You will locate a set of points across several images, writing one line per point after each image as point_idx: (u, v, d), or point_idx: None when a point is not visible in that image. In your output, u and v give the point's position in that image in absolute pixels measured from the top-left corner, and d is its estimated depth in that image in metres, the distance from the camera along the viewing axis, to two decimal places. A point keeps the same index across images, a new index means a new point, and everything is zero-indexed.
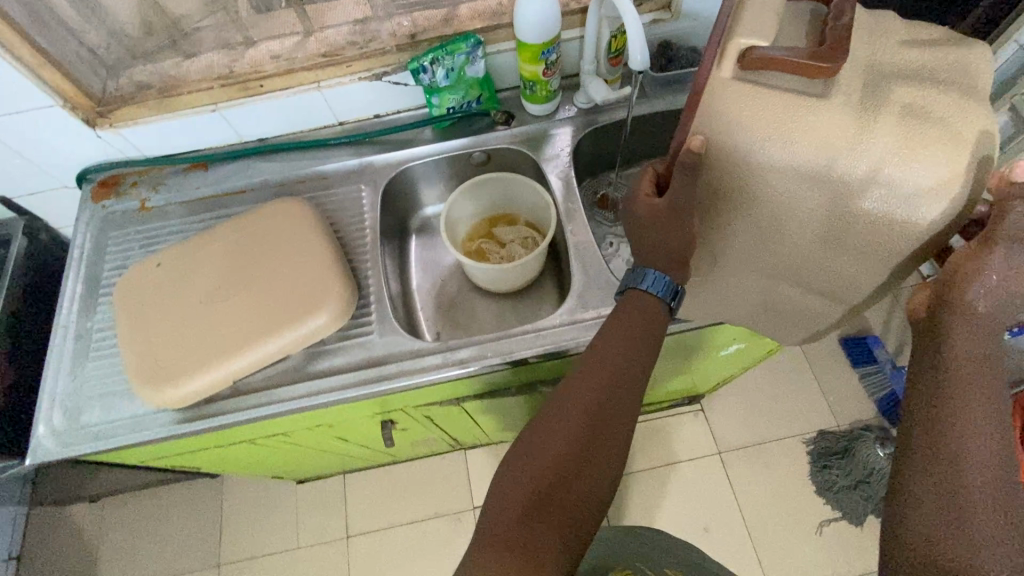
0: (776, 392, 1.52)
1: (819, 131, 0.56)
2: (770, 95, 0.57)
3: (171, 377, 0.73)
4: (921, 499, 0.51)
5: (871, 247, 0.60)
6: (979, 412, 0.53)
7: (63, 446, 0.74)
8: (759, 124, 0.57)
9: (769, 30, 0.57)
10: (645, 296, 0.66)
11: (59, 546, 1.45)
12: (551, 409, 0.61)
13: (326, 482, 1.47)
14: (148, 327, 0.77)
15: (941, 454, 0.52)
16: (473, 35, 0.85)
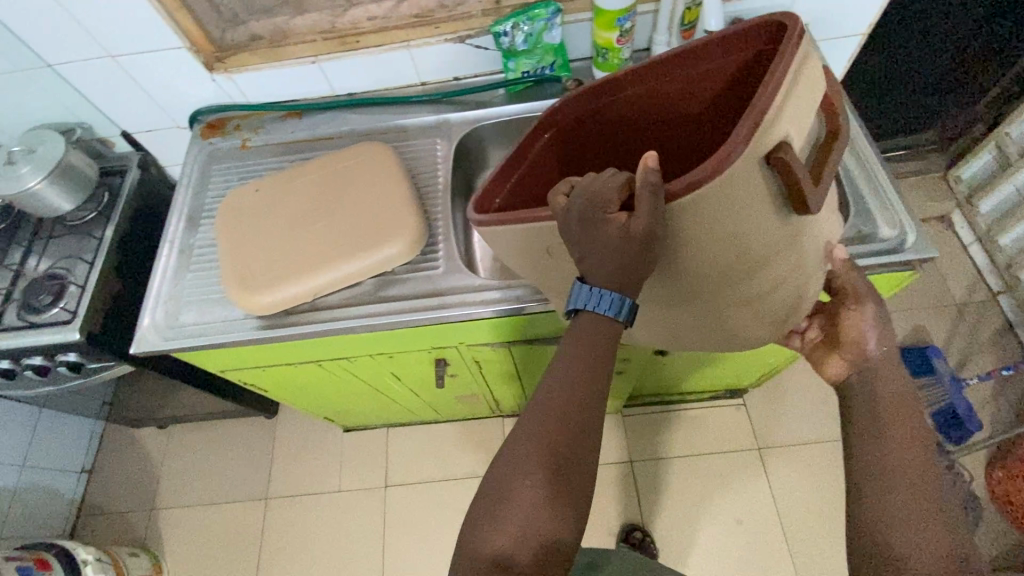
0: (825, 394, 1.49)
1: (754, 237, 0.53)
2: (754, 195, 0.50)
3: (263, 286, 0.83)
4: (883, 542, 0.52)
5: (725, 307, 0.60)
6: (914, 463, 0.54)
7: (164, 340, 0.84)
8: (728, 217, 0.51)
9: (800, 123, 0.49)
10: (596, 317, 0.53)
11: (128, 465, 1.59)
12: (509, 453, 0.55)
13: (371, 432, 1.55)
14: (245, 245, 0.87)
15: (887, 517, 0.53)
16: (555, 3, 0.90)
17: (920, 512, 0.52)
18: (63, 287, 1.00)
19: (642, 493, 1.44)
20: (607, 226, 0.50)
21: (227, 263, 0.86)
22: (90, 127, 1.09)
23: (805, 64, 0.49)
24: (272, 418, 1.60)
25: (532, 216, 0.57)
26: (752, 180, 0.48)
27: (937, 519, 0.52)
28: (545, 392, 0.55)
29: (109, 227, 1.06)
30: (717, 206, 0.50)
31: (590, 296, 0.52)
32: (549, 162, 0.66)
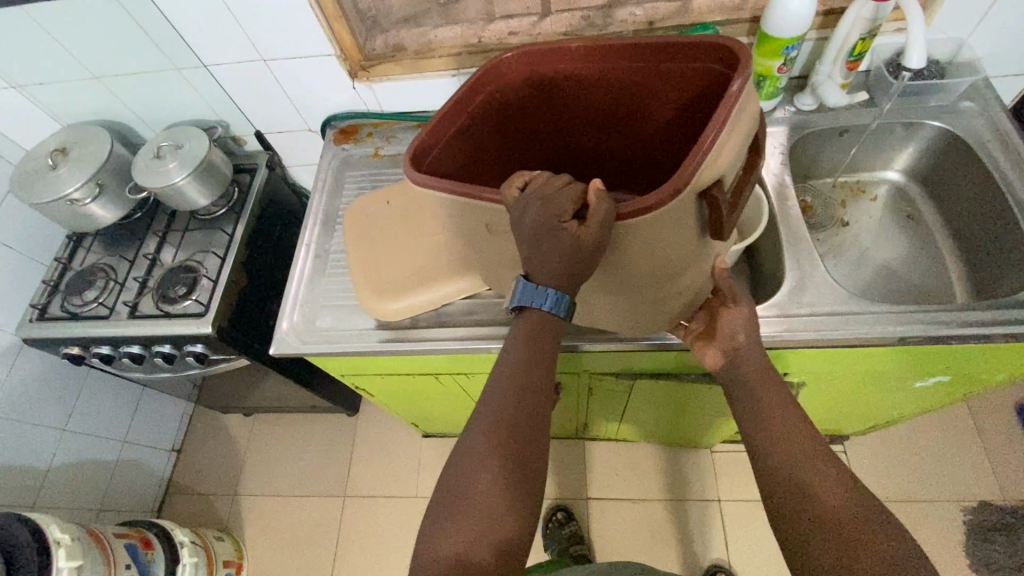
0: (935, 449, 1.38)
1: (669, 249, 0.61)
2: (676, 220, 0.57)
3: (399, 292, 0.83)
4: (781, 491, 0.60)
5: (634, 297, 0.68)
6: (785, 424, 0.64)
7: (302, 342, 0.85)
8: (652, 234, 0.58)
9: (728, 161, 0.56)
10: (540, 314, 0.59)
11: (214, 448, 1.64)
12: (464, 443, 0.60)
13: (449, 441, 1.55)
14: (376, 250, 0.88)
15: (785, 487, 0.60)
16: (712, 25, 0.88)
17: (813, 478, 0.59)
18: (196, 279, 1.03)
19: (727, 534, 1.39)
20: (557, 233, 0.55)
21: (360, 270, 0.87)
22: (228, 125, 1.13)
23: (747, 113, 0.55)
24: (353, 416, 1.62)
25: (483, 198, 0.60)
26: (682, 209, 0.56)
27: (833, 480, 0.58)
28: (489, 394, 0.60)
29: (240, 224, 1.08)
30: (644, 230, 0.57)
31: (538, 293, 0.58)
32: (487, 112, 0.74)
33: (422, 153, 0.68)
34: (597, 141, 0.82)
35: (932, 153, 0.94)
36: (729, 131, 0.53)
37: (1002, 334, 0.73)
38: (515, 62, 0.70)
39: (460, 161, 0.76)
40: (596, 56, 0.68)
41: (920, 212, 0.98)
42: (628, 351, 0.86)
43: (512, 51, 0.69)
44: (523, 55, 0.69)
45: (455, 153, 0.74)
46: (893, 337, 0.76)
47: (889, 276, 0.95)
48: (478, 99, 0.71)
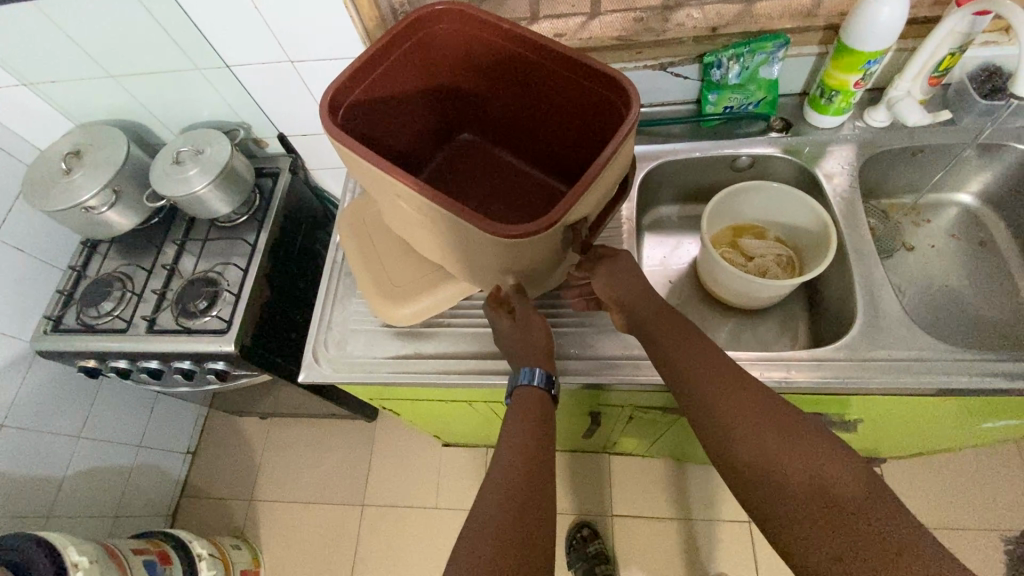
0: (979, 477, 1.33)
1: (540, 250, 0.61)
2: (546, 237, 0.58)
3: (408, 295, 0.77)
4: (713, 423, 0.58)
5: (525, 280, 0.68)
6: (696, 357, 0.63)
7: (333, 370, 0.80)
8: (521, 249, 0.59)
9: (596, 191, 0.57)
10: (530, 390, 0.69)
11: (229, 451, 1.61)
12: (492, 477, 0.59)
13: (469, 450, 1.51)
14: (377, 248, 0.80)
15: (742, 444, 0.55)
16: (783, 35, 0.80)
17: (740, 409, 0.57)
18: (217, 292, 0.98)
19: (759, 558, 1.34)
20: (514, 325, 0.72)
21: (364, 270, 0.79)
22: (250, 127, 1.08)
23: (625, 154, 0.59)
24: (371, 422, 1.58)
25: (378, 167, 0.58)
26: (552, 236, 0.58)
27: (752, 402, 0.57)
28: (505, 443, 0.63)
29: (263, 232, 1.03)
30: (521, 245, 0.58)
31: (525, 377, 0.69)
32: (408, 69, 0.70)
33: (335, 102, 0.63)
34: (518, 127, 0.80)
35: (1012, 177, 0.87)
36: (599, 182, 0.57)
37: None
38: (443, 18, 0.66)
39: (379, 120, 0.72)
40: (519, 41, 0.65)
41: (993, 239, 0.91)
42: (659, 390, 0.81)
43: (443, 4, 0.66)
44: (451, 13, 0.66)
45: (373, 111, 0.70)
46: (979, 387, 0.69)
47: (957, 308, 0.87)
48: (400, 51, 0.67)
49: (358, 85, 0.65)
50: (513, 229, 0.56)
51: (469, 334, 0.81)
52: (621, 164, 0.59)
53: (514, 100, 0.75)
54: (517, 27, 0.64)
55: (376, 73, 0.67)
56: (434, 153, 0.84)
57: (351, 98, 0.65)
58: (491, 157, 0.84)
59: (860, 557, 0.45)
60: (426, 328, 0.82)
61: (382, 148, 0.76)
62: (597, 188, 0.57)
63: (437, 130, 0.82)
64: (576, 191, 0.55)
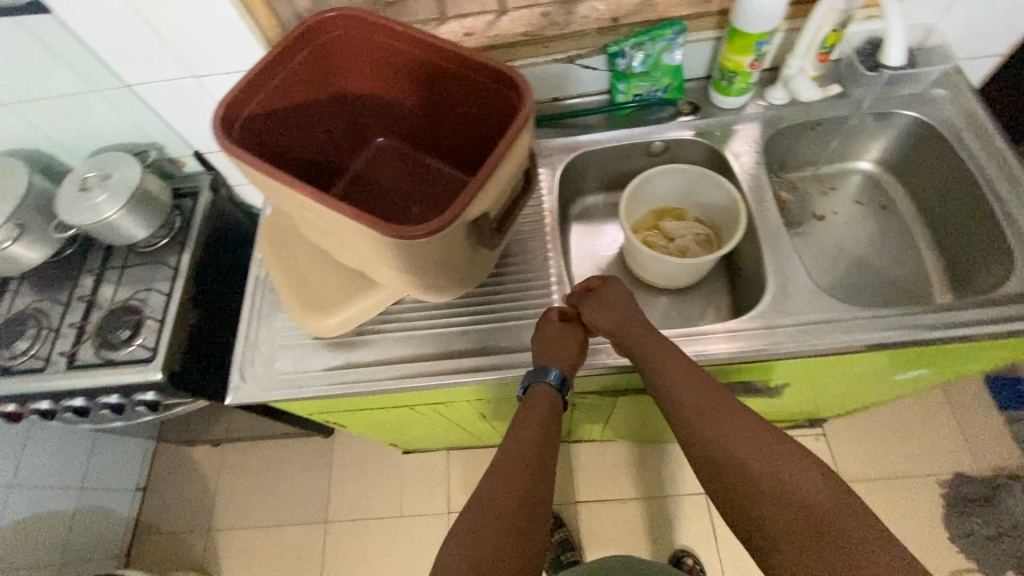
0: (913, 426, 1.41)
1: (444, 250, 0.62)
2: (447, 237, 0.59)
3: (331, 304, 0.76)
4: (699, 436, 0.63)
5: (440, 280, 0.69)
6: (685, 374, 0.68)
7: (262, 389, 0.78)
8: (426, 250, 0.60)
9: (493, 187, 0.58)
10: (546, 390, 0.72)
11: (182, 483, 1.55)
12: (497, 470, 0.63)
13: (430, 455, 1.51)
14: (296, 259, 0.79)
15: (723, 458, 0.60)
16: (679, 22, 0.83)
17: (725, 428, 0.62)
18: (140, 321, 0.94)
19: (717, 528, 1.39)
20: (554, 329, 0.75)
21: (286, 284, 0.78)
22: (162, 148, 1.04)
23: (522, 150, 0.60)
24: (328, 437, 1.55)
25: (275, 177, 0.58)
26: (454, 234, 0.58)
27: (735, 421, 0.62)
28: (516, 440, 0.66)
29: (186, 254, 1.00)
30: (425, 244, 0.58)
31: (542, 373, 0.71)
32: (309, 76, 0.70)
33: (230, 113, 0.62)
34: (429, 130, 0.80)
35: (904, 143, 0.92)
36: (496, 176, 0.57)
37: (992, 333, 0.72)
38: (337, 24, 0.67)
39: (284, 130, 0.71)
40: (415, 43, 0.66)
41: (893, 202, 0.96)
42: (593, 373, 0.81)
43: (337, 10, 0.66)
44: (345, 18, 0.67)
45: (277, 122, 0.70)
46: (879, 344, 0.74)
47: (865, 271, 0.93)
48: (296, 58, 0.67)
49: (254, 95, 0.65)
50: (416, 230, 0.56)
51: (399, 337, 0.81)
52: (518, 158, 0.60)
53: (421, 102, 0.75)
54: (411, 29, 0.65)
55: (274, 83, 0.66)
56: (350, 161, 0.83)
57: (247, 109, 0.64)
58: (407, 162, 0.83)
59: (827, 569, 0.49)
60: (356, 336, 0.81)
61: (289, 157, 0.74)
62: (494, 184, 0.58)
63: (348, 137, 0.81)
64: (471, 187, 0.55)
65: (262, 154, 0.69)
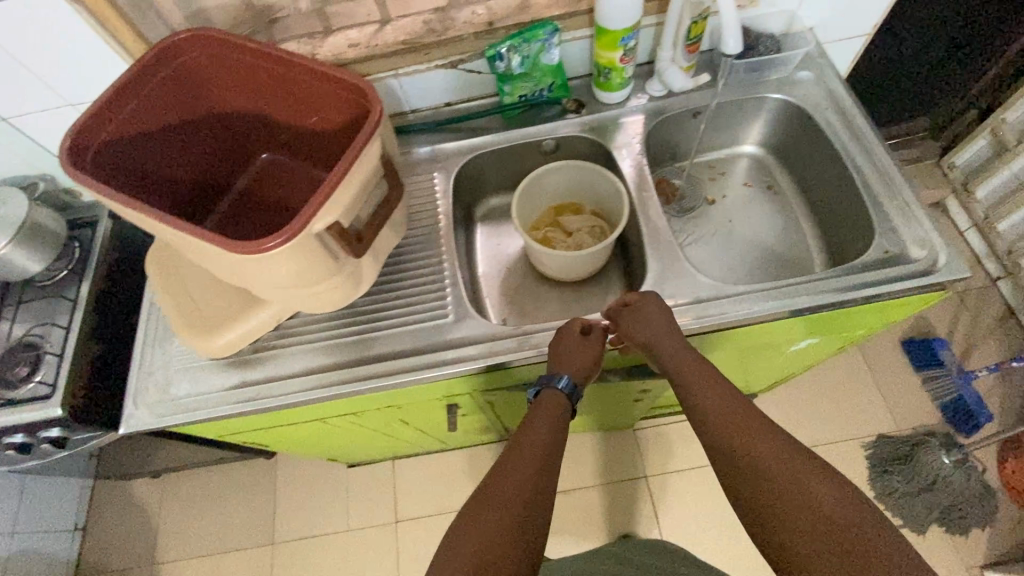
0: (838, 394, 1.47)
1: (304, 268, 0.60)
2: (301, 253, 0.58)
3: (217, 325, 0.76)
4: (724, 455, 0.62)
5: (314, 295, 0.68)
6: (718, 394, 0.66)
7: (157, 417, 0.78)
8: (284, 267, 0.58)
9: (343, 197, 0.58)
10: (555, 397, 0.73)
11: (123, 518, 1.51)
12: (502, 470, 0.64)
13: (376, 466, 1.51)
14: (182, 282, 0.79)
15: (747, 476, 0.59)
16: (550, 22, 0.85)
17: (754, 446, 0.60)
18: (39, 356, 0.92)
19: (659, 511, 1.42)
20: (575, 338, 0.76)
21: (171, 308, 0.78)
22: (52, 178, 1.03)
23: (373, 157, 0.60)
24: (271, 458, 1.54)
25: (124, 202, 0.58)
26: (308, 250, 0.58)
27: (764, 441, 0.60)
28: (526, 443, 0.66)
29: (84, 284, 0.99)
30: (279, 261, 0.57)
31: (553, 380, 0.73)
32: (172, 97, 0.70)
33: (80, 141, 0.62)
34: (307, 145, 0.80)
35: (780, 125, 0.97)
36: (347, 184, 0.58)
37: (890, 293, 0.74)
38: (190, 45, 0.67)
39: (152, 153, 0.71)
40: (271, 59, 0.67)
41: (778, 183, 1.01)
42: (492, 372, 0.81)
43: (187, 32, 0.66)
44: (201, 40, 0.67)
45: (142, 146, 0.69)
46: (759, 318, 0.76)
47: (754, 251, 0.97)
48: (151, 82, 0.67)
49: (108, 121, 0.64)
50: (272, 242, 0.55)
51: (294, 352, 0.81)
52: (371, 166, 0.61)
53: (293, 117, 0.76)
54: (265, 45, 0.66)
55: (131, 107, 0.66)
56: (233, 180, 0.83)
57: (100, 136, 0.64)
58: (291, 178, 0.83)
59: None
60: (252, 354, 0.81)
61: (161, 180, 0.74)
62: (344, 194, 0.58)
63: (228, 156, 0.81)
64: (318, 197, 0.55)
65: (127, 180, 0.69)
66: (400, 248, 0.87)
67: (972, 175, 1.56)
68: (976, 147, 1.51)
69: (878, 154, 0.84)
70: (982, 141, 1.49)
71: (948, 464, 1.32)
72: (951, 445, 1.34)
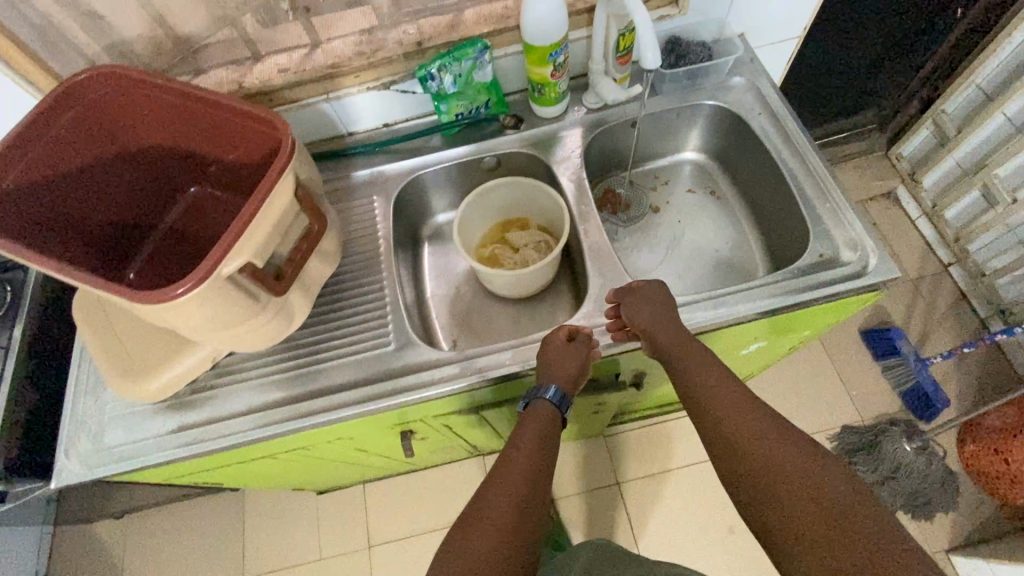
0: (801, 388, 1.48)
1: (221, 312, 0.58)
2: (213, 297, 0.56)
3: (148, 369, 0.73)
4: (717, 435, 0.62)
5: (241, 335, 0.66)
6: (710, 376, 0.67)
7: (91, 468, 0.75)
8: (198, 313, 0.57)
9: (254, 238, 0.56)
10: (545, 407, 0.72)
11: (86, 562, 1.46)
12: (498, 471, 0.64)
13: (347, 491, 1.48)
14: (109, 327, 0.76)
15: (738, 455, 0.59)
16: (479, 40, 0.85)
17: (745, 426, 0.60)
18: None
19: (634, 517, 1.42)
20: (562, 342, 0.74)
21: (98, 354, 0.75)
22: None
23: (285, 194, 0.59)
24: (237, 490, 1.50)
25: (25, 255, 0.56)
26: (218, 294, 0.56)
27: (756, 421, 0.61)
28: (519, 446, 0.67)
29: (16, 328, 0.95)
30: (189, 308, 0.55)
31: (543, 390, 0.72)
32: (83, 138, 0.68)
33: None
34: (233, 178, 0.78)
35: (718, 131, 0.97)
36: (258, 224, 0.56)
37: (826, 296, 0.75)
38: (96, 84, 0.65)
39: (67, 197, 0.69)
40: (182, 94, 0.65)
41: (720, 188, 1.02)
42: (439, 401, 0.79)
43: (92, 71, 0.64)
44: (108, 78, 0.65)
45: (54, 191, 0.67)
46: (701, 329, 0.76)
47: (700, 257, 0.97)
48: (56, 124, 0.64)
49: (12, 168, 0.62)
50: (183, 289, 0.53)
51: (232, 391, 0.79)
52: (285, 203, 0.59)
53: (215, 150, 0.74)
54: (173, 81, 0.64)
55: (37, 152, 0.63)
56: (161, 217, 0.80)
57: (3, 184, 0.61)
58: (220, 211, 0.81)
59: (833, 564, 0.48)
60: (189, 396, 0.79)
61: (79, 223, 0.71)
62: (257, 232, 0.57)
63: (153, 194, 0.78)
64: (226, 239, 0.53)
65: (38, 226, 0.66)
66: (339, 276, 0.85)
67: (918, 165, 1.59)
68: (920, 138, 1.55)
69: (809, 158, 0.85)
70: (924, 133, 1.54)
71: (911, 452, 1.32)
72: (912, 433, 1.34)
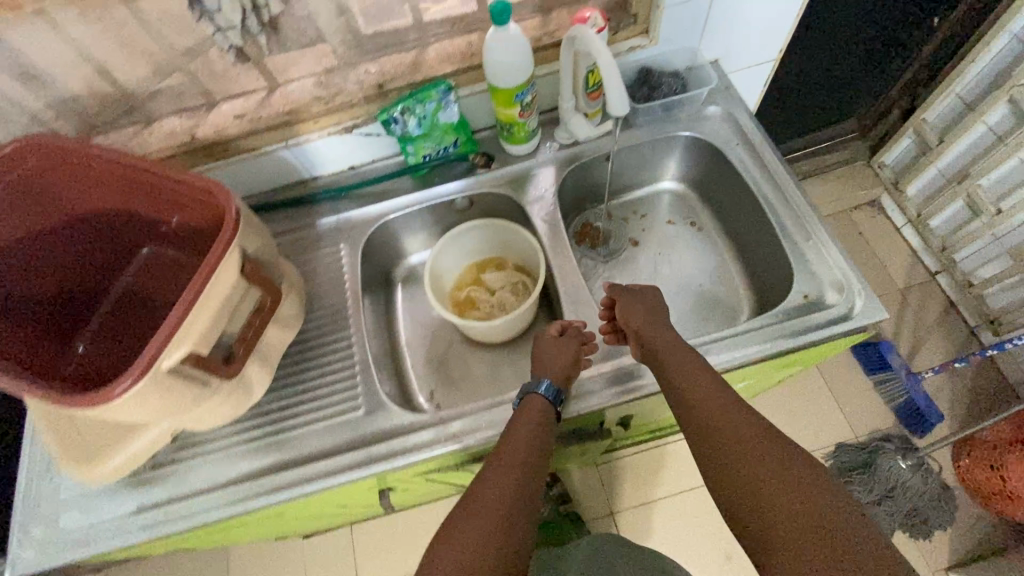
0: (794, 406, 1.46)
1: (166, 404, 0.54)
2: (154, 393, 0.52)
3: (99, 452, 0.68)
4: (707, 444, 0.58)
5: (194, 418, 0.62)
6: (701, 384, 0.63)
7: (45, 557, 0.70)
8: (140, 409, 0.53)
9: (197, 326, 0.53)
10: (538, 402, 0.68)
11: None
12: (484, 476, 0.59)
13: (335, 535, 1.43)
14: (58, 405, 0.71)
15: (732, 465, 0.55)
16: (443, 82, 0.81)
17: (737, 433, 0.57)
18: None
19: None
20: (552, 338, 0.75)
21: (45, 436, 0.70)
22: None
23: (230, 272, 0.56)
24: None
25: None
26: (161, 390, 0.52)
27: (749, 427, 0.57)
28: (509, 447, 0.62)
29: None
30: (128, 406, 0.52)
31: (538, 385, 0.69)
32: (15, 211, 0.63)
33: None
34: (185, 238, 0.73)
35: (695, 161, 0.94)
36: (201, 309, 0.53)
37: (811, 340, 0.72)
38: (24, 156, 0.60)
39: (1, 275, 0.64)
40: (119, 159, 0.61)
41: (701, 220, 0.98)
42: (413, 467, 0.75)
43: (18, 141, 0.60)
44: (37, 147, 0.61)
45: None
46: None
47: (682, 291, 0.94)
48: None
49: None
50: (122, 388, 0.49)
51: (194, 466, 0.74)
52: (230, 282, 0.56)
53: (163, 213, 0.69)
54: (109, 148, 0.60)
55: None
56: (112, 283, 0.76)
57: None
58: (174, 273, 0.76)
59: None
60: (148, 472, 0.74)
61: (19, 301, 0.66)
62: (199, 319, 0.53)
63: (101, 260, 0.74)
64: (165, 328, 0.50)
65: None
66: (306, 335, 0.81)
67: (901, 174, 1.58)
68: (901, 147, 1.53)
69: (789, 191, 0.82)
70: (907, 142, 1.51)
71: (906, 469, 1.29)
72: (906, 450, 1.31)
